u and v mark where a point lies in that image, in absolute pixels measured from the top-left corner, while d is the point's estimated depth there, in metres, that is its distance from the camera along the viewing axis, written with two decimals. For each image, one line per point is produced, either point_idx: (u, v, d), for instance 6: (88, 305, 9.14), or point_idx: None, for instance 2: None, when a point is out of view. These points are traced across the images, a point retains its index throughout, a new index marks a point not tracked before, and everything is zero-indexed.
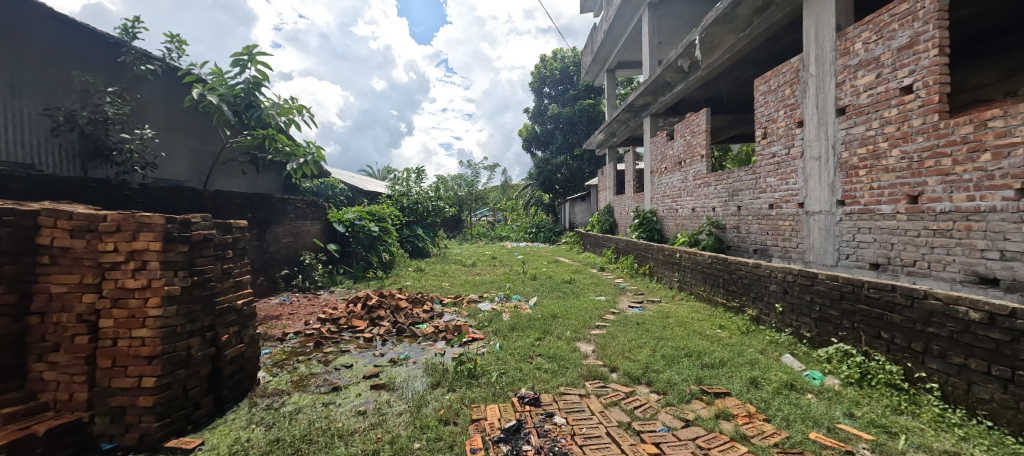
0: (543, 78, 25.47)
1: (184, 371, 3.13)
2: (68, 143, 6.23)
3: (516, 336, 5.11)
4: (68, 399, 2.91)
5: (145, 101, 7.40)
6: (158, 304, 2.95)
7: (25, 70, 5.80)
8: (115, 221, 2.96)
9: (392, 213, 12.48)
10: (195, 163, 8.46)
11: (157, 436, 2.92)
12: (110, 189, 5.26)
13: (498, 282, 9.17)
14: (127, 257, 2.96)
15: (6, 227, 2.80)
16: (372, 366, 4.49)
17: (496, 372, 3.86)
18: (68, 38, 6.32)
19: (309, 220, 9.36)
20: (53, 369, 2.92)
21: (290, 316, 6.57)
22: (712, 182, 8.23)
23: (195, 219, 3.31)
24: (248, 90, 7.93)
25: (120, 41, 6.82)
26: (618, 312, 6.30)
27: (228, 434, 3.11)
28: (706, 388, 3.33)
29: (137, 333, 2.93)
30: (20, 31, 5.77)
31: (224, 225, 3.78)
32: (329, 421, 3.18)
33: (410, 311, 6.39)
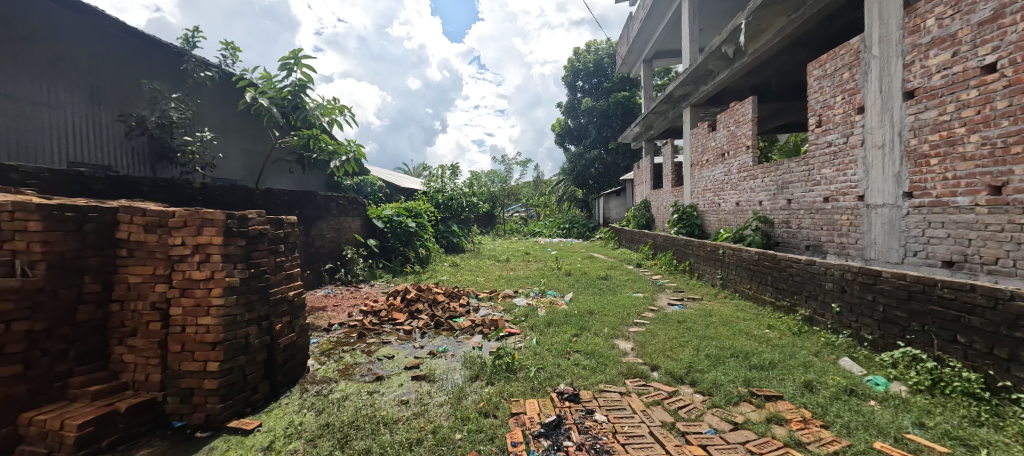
0: (576, 71, 25.05)
1: (243, 357, 3.35)
2: (139, 146, 6.79)
3: (553, 331, 5.10)
4: (144, 380, 3.19)
5: (204, 106, 7.93)
6: (220, 294, 3.17)
7: (103, 80, 6.35)
8: (182, 217, 3.19)
9: (428, 209, 12.75)
10: (247, 163, 9.00)
11: (220, 416, 3.15)
12: (176, 188, 5.69)
13: (533, 278, 9.16)
14: (193, 250, 3.19)
15: (93, 222, 3.11)
16: (413, 358, 4.62)
17: (535, 367, 3.86)
18: (138, 48, 6.83)
19: (350, 216, 9.72)
20: (131, 352, 3.21)
21: (335, 308, 6.87)
22: (759, 175, 7.81)
23: (251, 215, 3.52)
24: (295, 92, 8.32)
25: (182, 50, 7.32)
26: (658, 310, 6.12)
27: (282, 418, 3.31)
28: (756, 391, 3.18)
29: (203, 321, 3.17)
30: (98, 44, 6.29)
31: (277, 221, 3.99)
32: (374, 409, 3.30)
33: (448, 305, 6.53)
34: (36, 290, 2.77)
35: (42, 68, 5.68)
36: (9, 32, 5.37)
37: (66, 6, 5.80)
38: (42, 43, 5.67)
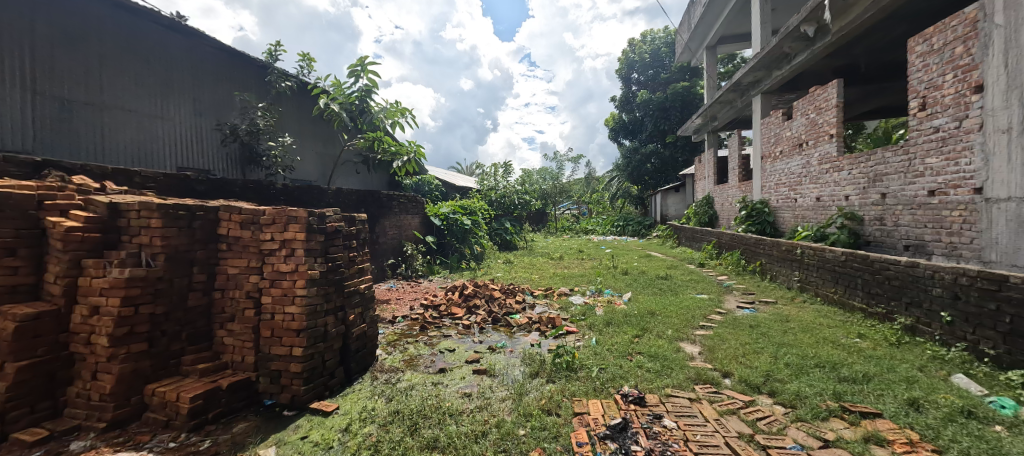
0: (631, 63, 24.08)
1: (322, 344, 3.63)
2: (232, 152, 7.59)
3: (613, 332, 4.97)
4: (240, 361, 3.56)
5: (285, 113, 8.68)
6: (303, 285, 3.45)
7: (204, 94, 7.13)
8: (271, 215, 3.51)
9: (483, 206, 12.99)
10: (320, 165, 9.71)
11: (303, 397, 3.43)
12: (263, 189, 6.28)
13: (589, 276, 9.00)
14: (280, 245, 3.50)
15: (200, 220, 3.52)
16: (473, 352, 4.73)
17: (596, 367, 3.79)
18: (231, 63, 7.57)
19: (411, 214, 10.15)
20: (230, 336, 3.60)
21: (398, 301, 7.22)
22: (845, 166, 7.05)
23: (329, 213, 3.78)
24: (362, 97, 8.82)
25: (266, 63, 8.04)
26: (726, 313, 5.74)
27: (357, 402, 3.54)
28: (849, 406, 2.87)
29: (288, 310, 3.47)
30: (199, 61, 7.04)
31: (350, 218, 4.26)
32: (439, 400, 3.42)
33: (505, 302, 6.60)
34: (157, 278, 3.20)
35: (158, 86, 6.46)
36: (132, 55, 6.13)
37: (176, 30, 6.54)
38: (157, 64, 6.43)
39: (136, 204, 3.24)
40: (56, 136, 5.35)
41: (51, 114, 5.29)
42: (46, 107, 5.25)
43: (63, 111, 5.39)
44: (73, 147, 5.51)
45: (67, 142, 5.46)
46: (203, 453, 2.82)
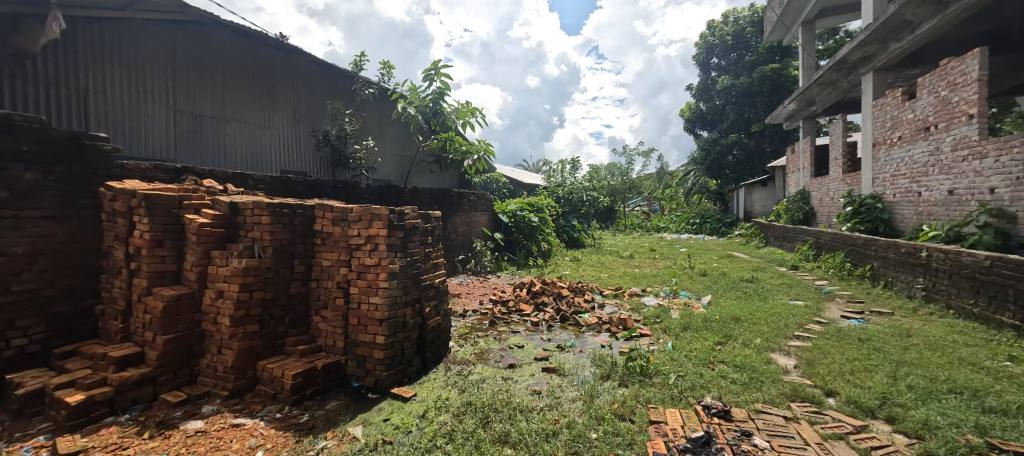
0: (711, 47, 22.42)
1: (401, 334, 3.85)
2: (325, 155, 8.35)
3: (691, 337, 4.65)
4: (331, 345, 3.89)
5: (368, 118, 9.35)
6: (386, 278, 3.69)
7: (302, 104, 7.92)
8: (358, 212, 3.79)
9: (551, 203, 12.93)
10: (399, 165, 10.32)
11: (385, 382, 3.68)
12: (350, 189, 6.83)
13: (662, 277, 8.54)
14: (365, 240, 3.78)
15: (299, 216, 3.91)
16: (542, 349, 4.72)
17: (674, 374, 3.57)
18: (324, 75, 8.32)
19: (480, 211, 10.41)
20: (323, 322, 3.95)
21: (468, 296, 7.44)
22: (990, 153, 5.88)
23: (407, 211, 3.99)
24: (435, 99, 9.19)
25: (353, 73, 8.72)
26: (826, 322, 5.09)
27: (432, 391, 3.70)
28: (998, 443, 2.38)
29: (372, 300, 3.72)
30: (298, 75, 7.84)
31: (426, 215, 4.46)
32: (510, 395, 3.46)
33: (573, 300, 6.49)
34: (266, 268, 3.61)
35: (266, 99, 7.30)
36: (247, 73, 6.98)
37: (280, 49, 7.33)
38: (265, 79, 7.27)
39: (249, 203, 3.68)
40: (191, 146, 6.28)
41: (187, 127, 6.21)
42: (183, 122, 6.17)
43: (196, 124, 6.30)
44: (203, 155, 6.43)
45: (199, 151, 6.38)
46: (302, 425, 3.15)
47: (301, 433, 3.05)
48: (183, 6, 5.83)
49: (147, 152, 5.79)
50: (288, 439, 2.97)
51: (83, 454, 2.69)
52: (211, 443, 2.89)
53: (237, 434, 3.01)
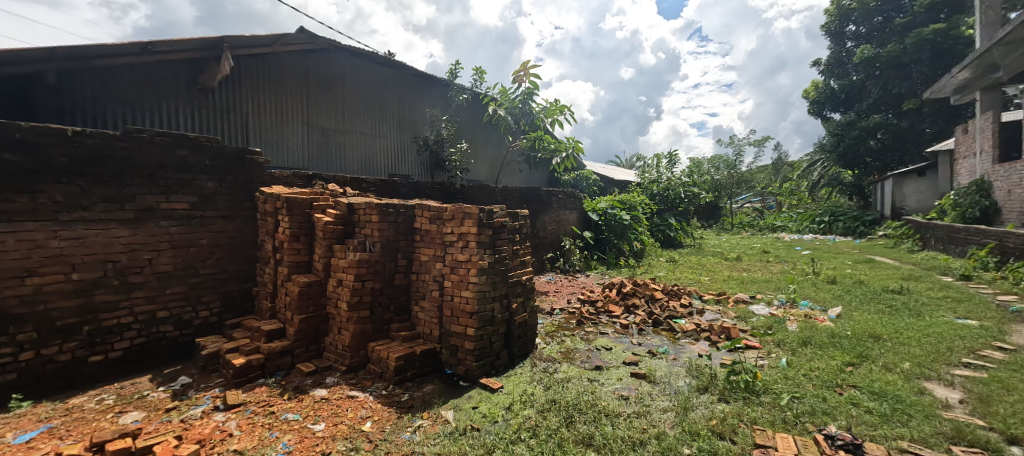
0: (845, 14, 19.23)
1: (490, 328, 4.04)
2: (425, 159, 9.05)
3: (813, 354, 4.10)
4: (428, 333, 4.22)
5: (462, 122, 9.90)
6: (476, 274, 3.91)
7: (406, 113, 8.68)
8: (452, 211, 4.07)
9: (644, 201, 12.33)
10: (490, 166, 10.75)
11: (475, 372, 3.90)
12: (446, 189, 7.31)
13: (778, 283, 7.61)
14: (458, 237, 4.04)
15: (402, 215, 4.31)
16: (632, 354, 4.56)
17: (788, 395, 3.20)
18: (423, 85, 9.01)
19: (569, 209, 10.36)
20: (421, 311, 4.30)
21: (555, 294, 7.48)
22: None
23: (496, 209, 4.16)
24: (524, 100, 9.35)
25: (449, 81, 9.30)
26: (1012, 350, 4.05)
27: (519, 385, 3.83)
28: None
29: (464, 294, 3.97)
30: (402, 87, 8.59)
31: (514, 214, 4.60)
32: (595, 397, 3.42)
33: (669, 305, 6.12)
34: (375, 261, 4.06)
35: (377, 110, 8.15)
36: (361, 89, 7.86)
37: (387, 65, 8.13)
38: (375, 93, 8.11)
39: (362, 203, 4.18)
40: (320, 156, 7.26)
41: (317, 139, 7.20)
42: (314, 135, 7.16)
43: (323, 137, 7.28)
44: (329, 163, 7.40)
45: (326, 160, 7.35)
46: (403, 404, 3.50)
47: (401, 411, 3.39)
48: (313, 36, 6.77)
49: (289, 163, 6.84)
50: (390, 415, 3.33)
51: (243, 407, 3.36)
52: (331, 409, 3.37)
53: (351, 404, 3.46)
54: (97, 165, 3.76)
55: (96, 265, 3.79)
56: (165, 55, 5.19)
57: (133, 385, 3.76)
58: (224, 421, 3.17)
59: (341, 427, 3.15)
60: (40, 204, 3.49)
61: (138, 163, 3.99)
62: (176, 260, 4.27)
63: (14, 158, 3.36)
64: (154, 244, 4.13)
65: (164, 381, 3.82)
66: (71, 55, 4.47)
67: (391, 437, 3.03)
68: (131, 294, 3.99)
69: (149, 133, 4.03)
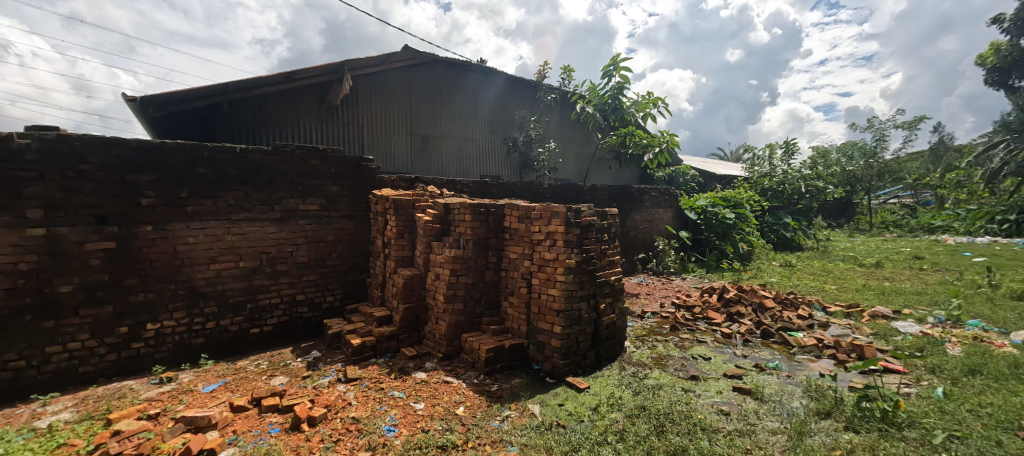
0: None
1: (577, 327, 4.09)
2: (514, 160, 9.35)
3: (981, 386, 3.39)
4: (517, 329, 4.40)
5: (550, 122, 10.00)
6: (563, 273, 4.00)
7: (496, 116, 9.06)
8: (539, 210, 4.20)
9: (753, 198, 11.14)
10: (578, 164, 10.70)
11: (562, 370, 3.99)
12: (534, 189, 7.48)
13: (935, 296, 6.32)
14: (545, 236, 4.17)
15: (493, 214, 4.55)
16: (735, 366, 4.23)
17: (942, 432, 2.71)
18: (513, 88, 9.31)
19: (664, 207, 9.84)
20: (510, 307, 4.48)
21: (647, 297, 7.20)
22: None
23: (584, 208, 4.18)
24: (614, 95, 9.02)
25: (537, 82, 9.46)
26: None
27: (606, 387, 3.82)
28: None
29: (551, 292, 4.09)
30: (493, 92, 8.99)
31: (602, 213, 4.55)
32: (690, 409, 3.27)
33: (783, 315, 5.50)
34: (468, 258, 4.37)
35: (470, 116, 8.64)
36: (456, 97, 8.41)
37: (480, 72, 8.58)
38: (469, 99, 8.61)
39: (457, 203, 4.51)
40: (421, 160, 7.95)
41: (418, 145, 7.89)
42: (416, 142, 7.85)
43: (423, 143, 7.95)
44: (428, 166, 8.06)
45: (425, 164, 8.01)
46: (492, 393, 3.72)
47: (491, 400, 3.61)
48: (415, 52, 7.44)
49: (395, 168, 7.60)
50: (481, 402, 3.57)
51: (359, 380, 3.89)
52: (429, 391, 3.73)
53: (447, 389, 3.78)
54: (256, 174, 4.64)
55: (255, 256, 4.70)
56: (300, 80, 6.17)
57: (279, 355, 4.58)
58: (344, 391, 3.70)
59: (438, 408, 3.47)
60: (219, 206, 4.46)
61: (283, 172, 4.81)
62: (310, 252, 5.06)
63: (202, 171, 4.34)
64: (294, 239, 4.94)
65: (300, 354, 4.57)
66: (236, 87, 5.58)
67: (482, 423, 3.26)
68: (278, 280, 4.86)
69: (291, 147, 4.85)
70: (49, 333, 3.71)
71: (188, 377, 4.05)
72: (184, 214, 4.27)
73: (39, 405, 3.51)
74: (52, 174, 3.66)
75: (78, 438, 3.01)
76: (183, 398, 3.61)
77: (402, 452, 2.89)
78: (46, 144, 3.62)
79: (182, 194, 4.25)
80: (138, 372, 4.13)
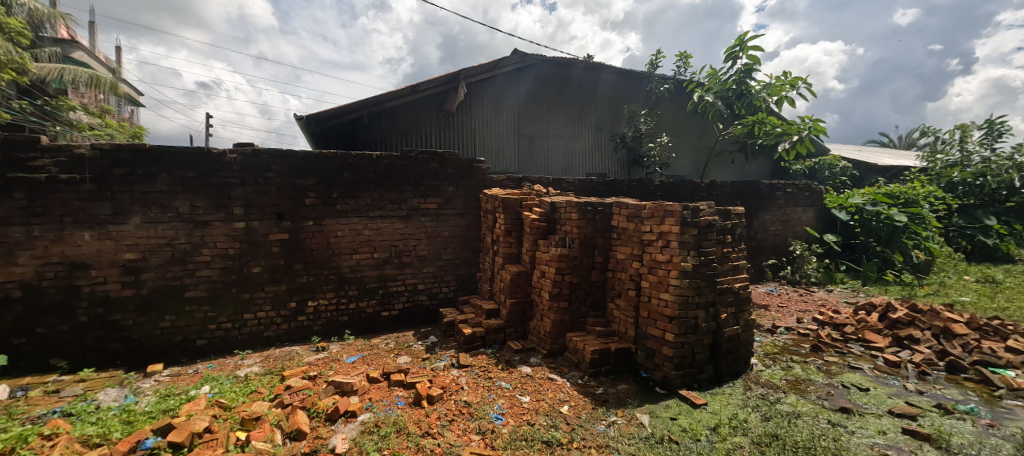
0: None
1: (692, 336, 3.79)
2: (622, 156, 9.04)
3: None
4: (624, 332, 4.21)
5: (662, 115, 9.41)
6: (677, 276, 3.74)
7: (604, 112, 8.84)
8: (651, 209, 3.97)
9: (934, 192, 8.91)
10: (694, 158, 9.88)
11: (674, 381, 3.74)
12: (644, 187, 7.10)
13: None
14: (657, 236, 3.93)
15: (600, 213, 4.44)
16: (907, 404, 3.47)
17: None
18: (622, 82, 8.98)
19: (802, 207, 8.53)
20: (617, 309, 4.31)
21: (780, 309, 6.32)
22: None
23: (702, 206, 3.86)
24: (740, 80, 7.76)
25: (649, 73, 8.94)
26: None
27: (727, 406, 3.48)
28: None
29: (663, 296, 3.85)
30: (601, 87, 8.79)
31: (725, 212, 4.10)
32: (839, 447, 2.79)
33: (983, 346, 4.34)
34: (574, 256, 4.33)
35: (577, 113, 8.57)
36: (563, 95, 8.41)
37: (588, 68, 8.44)
38: (576, 97, 8.54)
39: (564, 202, 4.48)
40: (528, 160, 8.14)
41: (526, 145, 8.08)
42: (524, 142, 8.06)
43: (531, 142, 8.12)
44: (536, 165, 8.21)
45: (533, 163, 8.18)
46: (597, 396, 3.63)
47: (596, 402, 3.53)
48: (524, 54, 7.64)
49: (504, 167, 7.90)
50: (586, 404, 3.51)
51: (470, 367, 4.14)
52: (535, 386, 3.78)
53: (551, 386, 3.80)
54: (387, 176, 5.22)
55: (386, 248, 5.29)
56: (422, 91, 6.81)
57: (403, 336, 5.10)
58: (457, 376, 3.96)
59: (543, 403, 3.50)
60: (359, 205, 5.11)
61: (409, 174, 5.33)
62: (429, 246, 5.52)
63: (348, 175, 5.03)
64: (417, 234, 5.44)
65: (420, 338, 5.03)
66: (372, 101, 6.44)
67: (586, 425, 3.21)
68: (404, 270, 5.41)
69: (415, 152, 5.35)
70: (245, 303, 4.73)
71: (336, 348, 4.78)
72: (334, 211, 5.00)
73: (239, 358, 4.58)
74: (249, 180, 4.62)
75: (263, 387, 3.79)
76: (332, 365, 4.26)
77: (510, 442, 3.00)
78: (245, 156, 4.59)
79: (333, 194, 4.98)
80: (302, 340, 5.01)
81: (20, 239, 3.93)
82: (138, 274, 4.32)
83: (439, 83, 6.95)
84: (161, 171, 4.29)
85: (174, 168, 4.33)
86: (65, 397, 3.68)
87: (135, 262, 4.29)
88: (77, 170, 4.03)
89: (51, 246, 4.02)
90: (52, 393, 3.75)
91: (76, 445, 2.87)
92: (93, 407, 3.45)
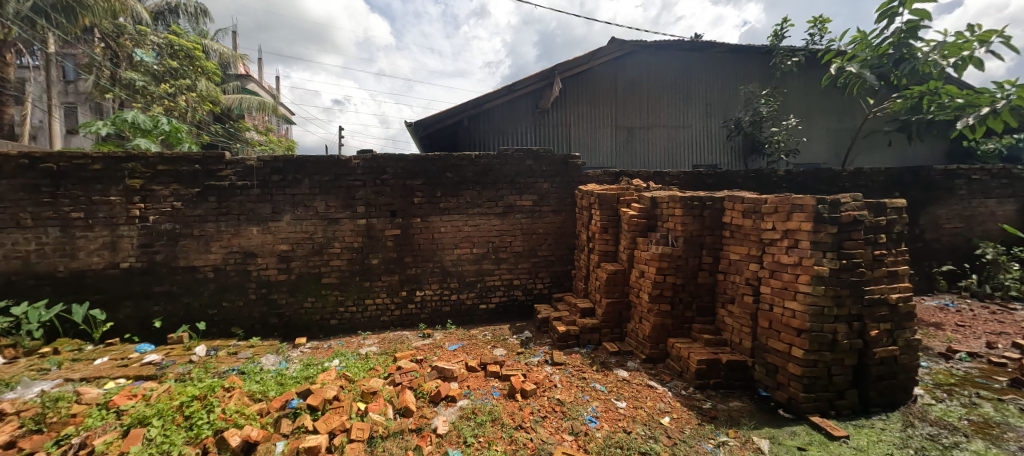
0: None
1: (829, 354, 3.19)
2: (736, 144, 8.05)
3: None
4: (736, 342, 3.72)
5: (790, 94, 8.15)
6: (808, 282, 3.20)
7: (715, 96, 7.96)
8: (774, 204, 3.43)
9: None
10: (833, 143, 8.36)
11: (804, 405, 3.20)
12: (765, 178, 6.20)
13: None
14: (782, 235, 3.40)
15: (709, 208, 3.98)
16: None
17: None
18: (736, 60, 8.01)
19: (997, 199, 6.61)
20: (729, 317, 3.82)
21: (959, 329, 4.97)
22: None
23: (845, 199, 3.21)
24: (899, 43, 6.30)
25: (771, 47, 7.82)
26: None
27: (878, 444, 2.87)
28: None
29: (789, 305, 3.31)
30: (710, 69, 7.94)
31: (879, 206, 3.34)
32: None
33: None
34: (678, 256, 3.97)
35: (683, 99, 7.87)
36: (666, 80, 7.80)
37: (694, 49, 7.73)
38: (682, 81, 7.84)
39: (666, 196, 4.12)
40: (626, 154, 7.73)
41: (623, 138, 7.68)
42: (622, 135, 7.67)
43: (629, 135, 7.69)
44: (634, 159, 7.75)
45: (631, 156, 7.74)
46: (705, 411, 3.26)
47: (703, 418, 3.18)
48: (621, 42, 7.31)
49: (600, 162, 7.61)
50: (691, 418, 3.18)
51: (564, 365, 4.06)
52: (633, 392, 3.55)
53: (651, 393, 3.53)
54: (486, 175, 5.41)
55: (484, 244, 5.49)
56: (518, 90, 6.95)
57: (500, 330, 5.23)
58: (550, 372, 3.92)
59: (642, 412, 3.27)
60: (460, 202, 5.38)
61: (505, 172, 5.45)
62: (525, 243, 5.58)
63: (451, 175, 5.34)
64: (513, 230, 5.54)
65: (515, 332, 5.11)
66: (472, 104, 6.77)
67: (692, 442, 2.91)
68: (500, 265, 5.56)
69: (511, 151, 5.44)
70: (367, 289, 5.33)
71: (439, 336, 5.12)
72: (439, 209, 5.35)
73: (362, 337, 5.18)
74: (370, 181, 5.18)
75: (379, 366, 4.21)
76: (434, 352, 4.55)
77: (603, 447, 2.87)
78: (366, 161, 5.16)
79: (438, 193, 5.33)
80: (411, 326, 5.47)
81: (213, 232, 4.97)
82: (289, 262, 5.15)
83: (534, 80, 7.02)
84: (305, 176, 5.06)
85: (314, 173, 5.07)
86: (240, 358, 4.57)
87: (287, 252, 5.12)
88: (248, 178, 4.95)
89: (232, 238, 5.01)
90: (232, 355, 4.69)
91: (245, 398, 3.51)
92: (257, 368, 4.22)
